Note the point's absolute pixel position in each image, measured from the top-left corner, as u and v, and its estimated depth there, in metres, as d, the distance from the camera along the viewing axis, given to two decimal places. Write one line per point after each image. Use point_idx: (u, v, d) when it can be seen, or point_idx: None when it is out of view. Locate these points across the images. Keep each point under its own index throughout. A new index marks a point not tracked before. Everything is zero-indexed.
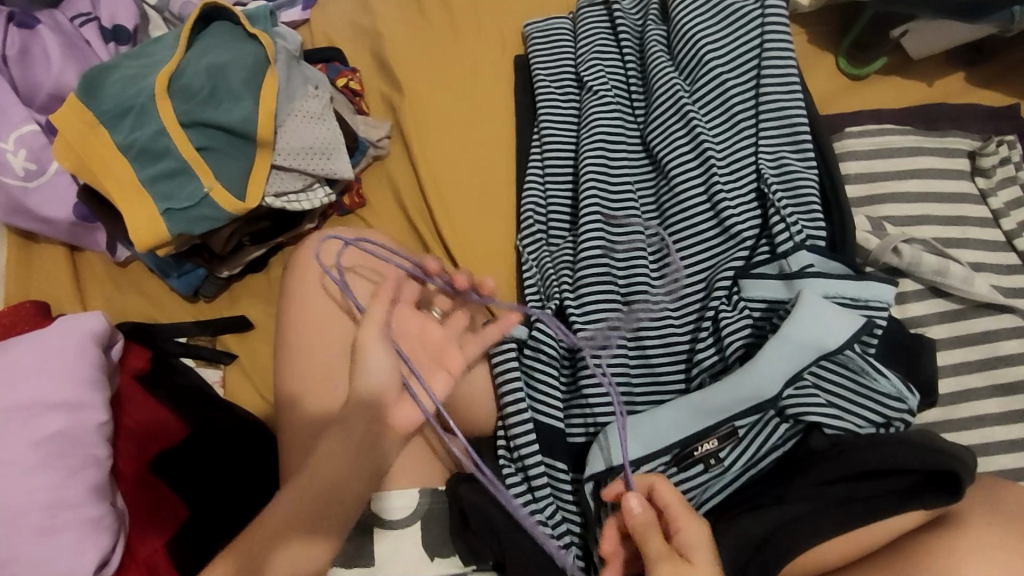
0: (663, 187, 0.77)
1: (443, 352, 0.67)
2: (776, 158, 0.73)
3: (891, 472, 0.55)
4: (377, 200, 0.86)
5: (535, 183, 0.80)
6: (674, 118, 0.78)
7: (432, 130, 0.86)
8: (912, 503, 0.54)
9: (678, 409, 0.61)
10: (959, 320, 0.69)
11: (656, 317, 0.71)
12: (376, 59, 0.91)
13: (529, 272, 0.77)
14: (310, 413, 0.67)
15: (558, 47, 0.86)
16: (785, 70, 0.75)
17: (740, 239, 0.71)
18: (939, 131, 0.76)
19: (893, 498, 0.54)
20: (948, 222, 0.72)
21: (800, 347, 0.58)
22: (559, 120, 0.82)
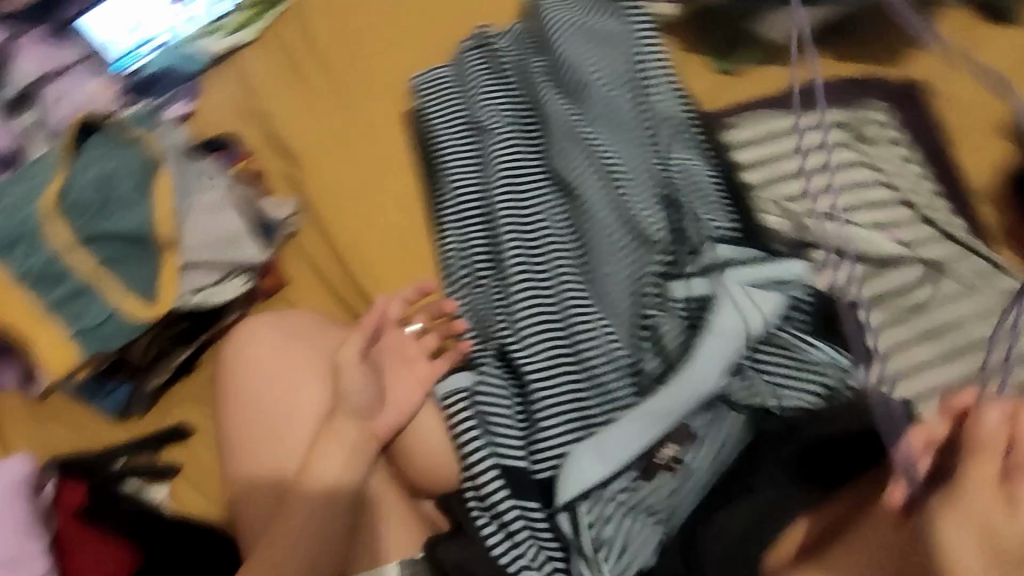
0: (575, 209, 0.79)
1: (413, 365, 0.71)
2: (676, 164, 0.78)
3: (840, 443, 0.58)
4: (298, 277, 0.84)
5: (453, 229, 0.80)
6: (572, 142, 0.80)
7: (341, 198, 0.85)
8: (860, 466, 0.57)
9: (633, 419, 0.63)
10: (879, 275, 0.72)
11: (594, 333, 0.72)
12: (271, 138, 0.90)
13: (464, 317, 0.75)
14: (259, 505, 0.67)
15: (447, 95, 0.87)
16: (663, 84, 0.81)
17: (657, 244, 0.74)
18: (813, 109, 0.82)
19: (849, 464, 0.57)
20: (839, 189, 0.76)
21: (723, 335, 0.64)
22: (463, 165, 0.83)
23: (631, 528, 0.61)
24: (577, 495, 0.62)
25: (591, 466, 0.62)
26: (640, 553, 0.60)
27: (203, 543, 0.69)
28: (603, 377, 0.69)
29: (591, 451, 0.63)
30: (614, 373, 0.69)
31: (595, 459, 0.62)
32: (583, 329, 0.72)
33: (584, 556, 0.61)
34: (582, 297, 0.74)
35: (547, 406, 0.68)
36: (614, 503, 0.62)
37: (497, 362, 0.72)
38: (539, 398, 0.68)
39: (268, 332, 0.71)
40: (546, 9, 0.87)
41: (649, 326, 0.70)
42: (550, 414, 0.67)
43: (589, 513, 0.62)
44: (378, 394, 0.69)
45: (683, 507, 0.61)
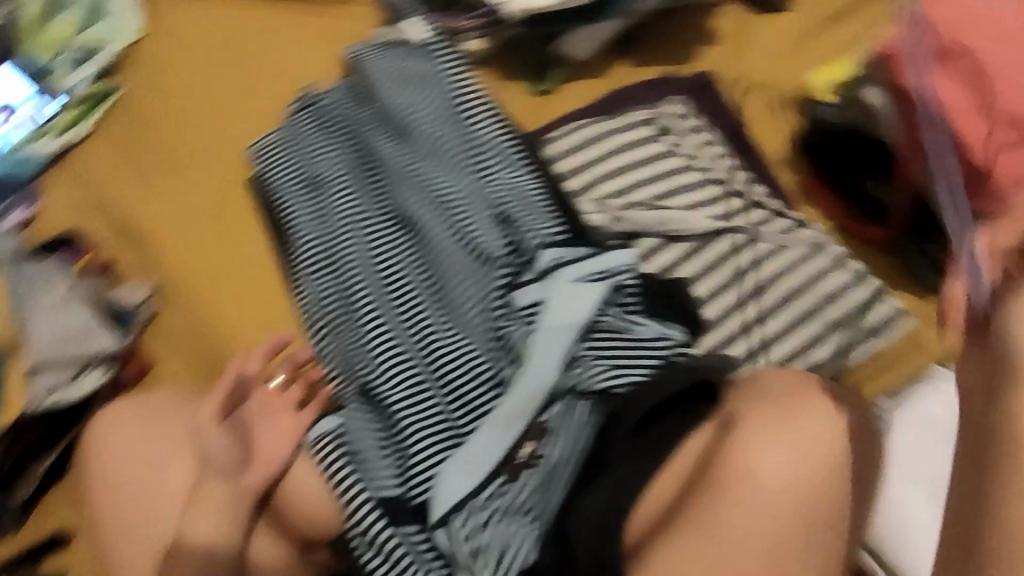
0: (419, 244, 0.82)
1: (279, 419, 0.73)
2: (505, 181, 0.83)
3: (673, 406, 0.64)
4: (161, 357, 0.83)
5: (307, 284, 0.82)
6: (406, 182, 0.84)
7: (193, 276, 0.86)
8: (693, 424, 0.64)
9: (489, 430, 0.69)
10: (699, 253, 0.79)
11: (453, 354, 0.75)
12: (116, 227, 0.89)
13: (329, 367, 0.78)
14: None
15: (281, 156, 0.89)
16: (481, 108, 0.86)
17: (497, 262, 0.78)
18: (620, 112, 0.88)
19: (679, 424, 0.64)
20: (655, 179, 0.83)
21: (556, 328, 0.70)
22: (307, 221, 0.85)
23: (506, 530, 0.65)
24: (449, 509, 0.67)
25: (459, 483, 0.67)
26: (516, 552, 0.64)
27: None
28: (469, 395, 0.73)
29: (456, 468, 0.68)
30: (478, 387, 0.74)
31: (461, 475, 0.68)
32: (443, 353, 0.75)
33: (464, 567, 0.65)
34: (438, 324, 0.77)
35: (416, 432, 0.71)
36: (486, 510, 0.67)
37: (366, 402, 0.75)
38: (407, 427, 0.72)
39: (128, 417, 0.71)
40: (361, 62, 0.90)
41: (503, 337, 0.75)
42: (420, 439, 0.71)
43: (463, 525, 0.66)
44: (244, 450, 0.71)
45: (551, 500, 0.66)
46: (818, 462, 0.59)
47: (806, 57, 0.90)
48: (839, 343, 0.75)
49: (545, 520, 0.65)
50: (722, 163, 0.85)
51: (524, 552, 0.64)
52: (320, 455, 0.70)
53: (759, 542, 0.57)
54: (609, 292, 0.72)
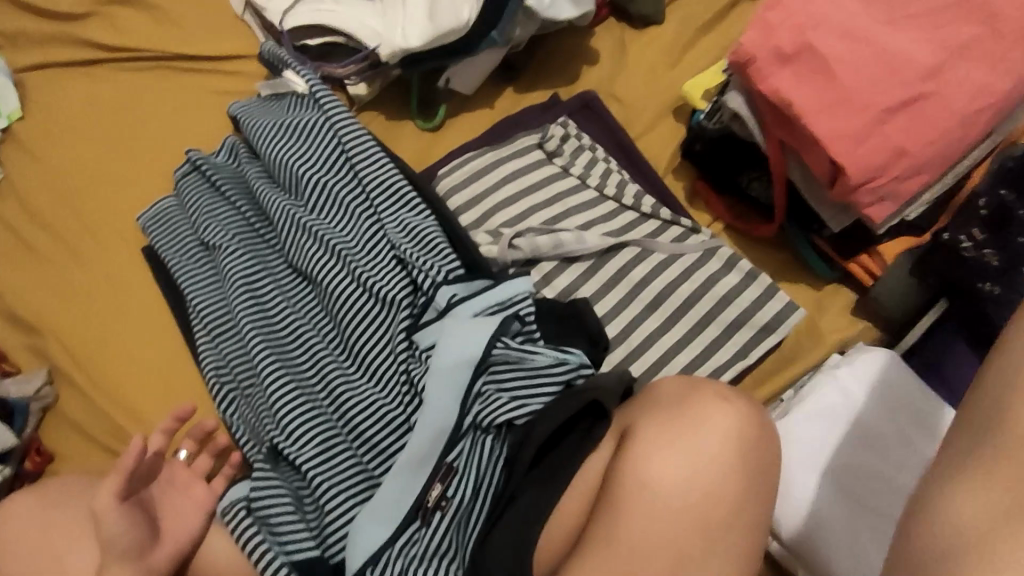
0: (320, 294, 0.81)
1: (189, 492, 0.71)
2: (397, 221, 0.82)
3: (571, 427, 0.67)
4: (65, 445, 0.80)
5: (208, 349, 0.81)
6: (299, 234, 0.83)
7: (91, 358, 0.83)
8: (592, 443, 0.65)
9: (398, 476, 0.68)
10: (597, 271, 0.80)
11: (361, 403, 0.74)
12: (6, 316, 0.86)
13: (240, 432, 0.77)
14: None
15: (173, 224, 0.88)
16: (366, 149, 0.85)
17: (397, 302, 0.78)
18: (510, 139, 0.89)
19: (580, 446, 0.66)
20: (549, 203, 0.84)
21: (456, 365, 0.70)
22: (204, 285, 0.84)
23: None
24: (365, 561, 0.65)
25: (373, 536, 0.66)
26: None
27: None
28: (381, 443, 0.72)
29: (368, 521, 0.67)
30: (389, 432, 0.73)
31: (374, 526, 0.67)
32: (350, 402, 0.74)
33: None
34: (344, 373, 0.76)
35: (328, 488, 0.70)
36: (403, 559, 0.65)
37: (277, 464, 0.73)
38: (319, 483, 0.70)
39: (24, 512, 0.68)
40: (243, 120, 0.90)
41: (409, 379, 0.74)
42: (332, 495, 0.70)
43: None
44: (150, 530, 0.67)
45: (468, 539, 0.66)
46: (714, 459, 0.60)
47: (684, 69, 0.93)
48: (738, 342, 0.76)
49: (464, 562, 0.65)
50: (613, 178, 0.86)
51: None
52: (232, 524, 0.69)
53: (665, 551, 0.57)
54: (505, 324, 0.72)
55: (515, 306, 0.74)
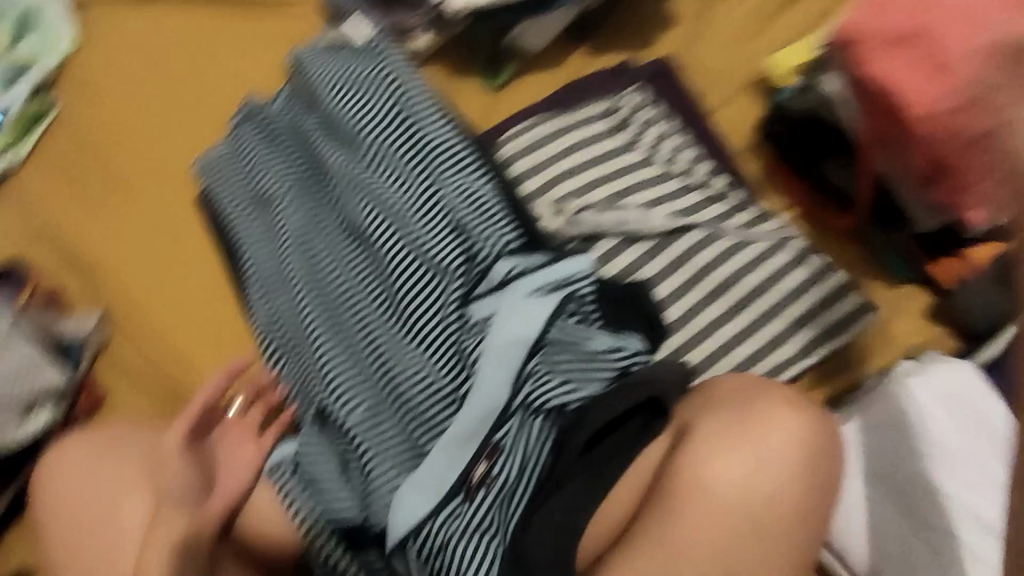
0: (373, 255, 0.79)
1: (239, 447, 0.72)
2: (455, 183, 0.79)
3: (628, 418, 0.65)
4: (114, 387, 0.80)
5: (259, 304, 0.80)
6: (356, 193, 0.81)
7: (143, 303, 0.83)
8: (647, 437, 0.63)
9: (442, 451, 0.67)
10: (660, 252, 0.77)
11: (410, 371, 0.73)
12: (61, 254, 0.87)
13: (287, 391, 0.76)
14: None
15: (228, 172, 0.86)
16: (427, 105, 0.82)
17: (451, 270, 0.76)
18: (577, 105, 0.85)
19: (632, 440, 0.64)
20: (614, 177, 0.80)
21: (509, 344, 0.68)
22: (256, 238, 0.82)
23: (463, 553, 0.64)
24: (406, 532, 0.66)
25: (416, 507, 0.66)
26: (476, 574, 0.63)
27: None
28: (428, 413, 0.71)
29: (411, 493, 0.66)
30: (437, 404, 0.71)
31: (417, 498, 0.66)
32: (400, 369, 0.73)
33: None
34: (394, 339, 0.75)
35: (374, 455, 0.69)
36: (444, 533, 0.65)
37: (324, 424, 0.73)
38: (365, 450, 0.70)
39: (78, 453, 0.69)
40: (301, 66, 0.87)
41: (461, 351, 0.72)
42: (377, 463, 0.69)
43: (421, 550, 0.66)
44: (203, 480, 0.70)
45: (510, 518, 0.65)
46: (775, 471, 0.58)
47: (770, 37, 0.87)
48: (802, 339, 0.73)
49: (505, 541, 0.64)
50: (680, 154, 0.82)
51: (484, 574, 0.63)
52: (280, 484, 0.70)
53: (712, 556, 0.56)
54: (562, 303, 0.70)
55: (574, 285, 0.71)
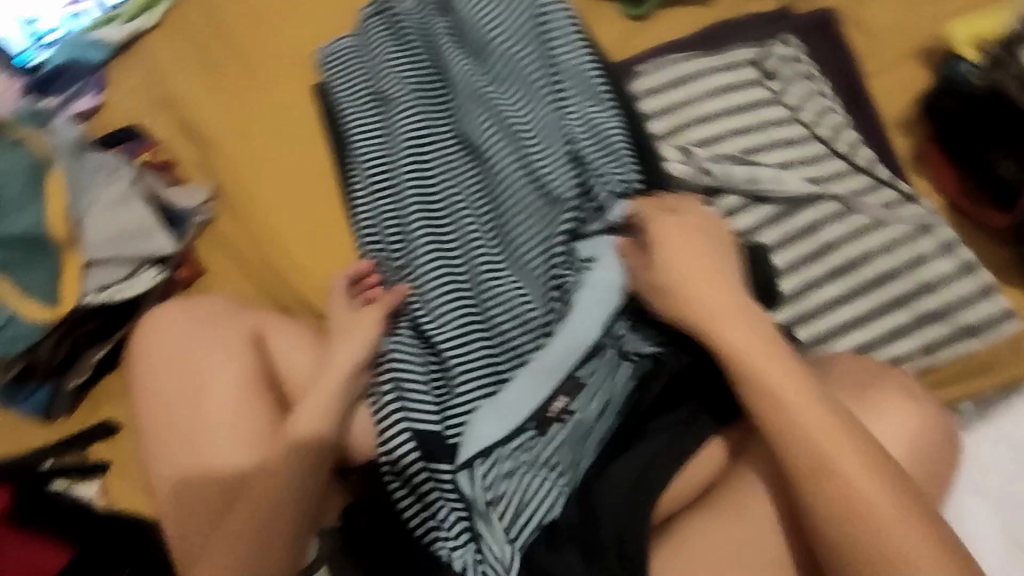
0: (485, 173, 0.78)
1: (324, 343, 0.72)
2: (580, 112, 0.76)
3: (688, 397, 0.63)
4: (216, 265, 0.82)
5: (362, 200, 0.79)
6: (477, 105, 0.79)
7: (252, 185, 0.84)
8: (700, 421, 0.61)
9: (525, 380, 0.66)
10: (783, 220, 0.71)
11: (504, 297, 0.72)
12: (180, 127, 0.88)
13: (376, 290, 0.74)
14: (172, 485, 0.67)
15: (350, 65, 0.85)
16: (564, 28, 0.79)
17: (563, 203, 0.73)
18: (723, 48, 0.78)
19: (719, 410, 0.62)
20: (752, 130, 0.74)
21: (610, 287, 0.66)
22: (368, 134, 0.81)
23: (530, 484, 0.63)
24: (473, 454, 0.64)
25: (490, 430, 0.65)
26: (538, 508, 0.62)
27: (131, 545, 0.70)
28: (515, 340, 0.70)
29: (488, 415, 0.65)
30: (526, 333, 0.70)
31: (493, 423, 0.65)
32: (494, 292, 0.72)
33: (482, 514, 0.63)
34: (492, 260, 0.74)
35: (460, 371, 0.68)
36: (514, 461, 0.64)
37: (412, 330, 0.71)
38: (453, 363, 0.68)
39: (173, 318, 0.71)
40: None
41: (559, 286, 0.70)
42: (461, 378, 0.68)
43: (486, 472, 0.64)
44: (299, 361, 0.72)
45: (583, 457, 0.64)
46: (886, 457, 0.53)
47: (949, 7, 0.79)
48: (924, 336, 0.68)
49: (574, 480, 0.63)
50: (827, 118, 0.75)
51: (548, 509, 0.62)
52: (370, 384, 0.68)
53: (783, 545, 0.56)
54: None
55: None
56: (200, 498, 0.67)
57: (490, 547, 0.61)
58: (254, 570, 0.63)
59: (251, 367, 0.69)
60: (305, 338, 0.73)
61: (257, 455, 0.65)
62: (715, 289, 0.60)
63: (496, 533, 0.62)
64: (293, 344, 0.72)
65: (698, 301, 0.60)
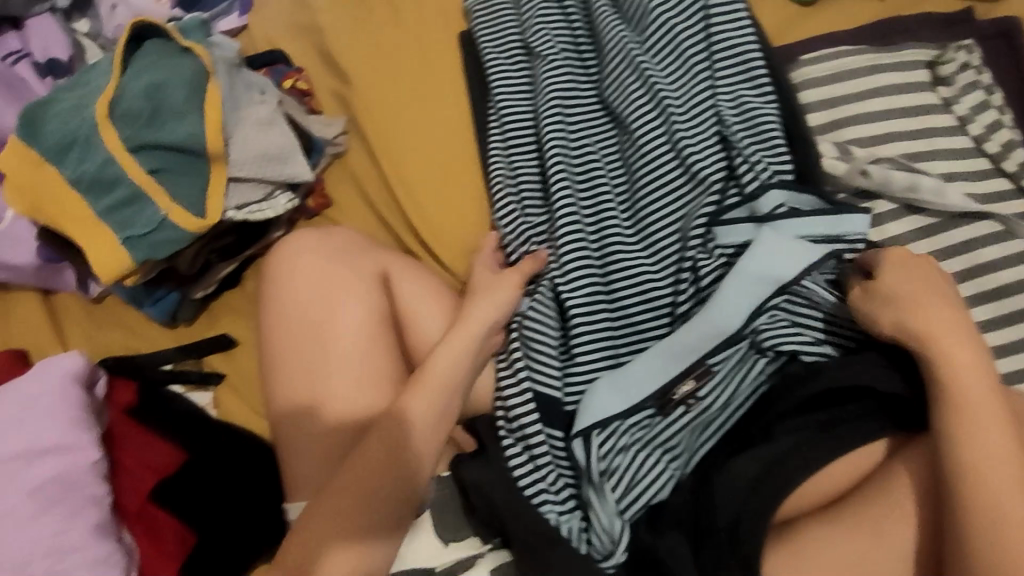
0: (626, 143, 0.76)
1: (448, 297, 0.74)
2: (734, 96, 0.74)
3: (849, 399, 0.61)
4: (342, 199, 0.85)
5: (499, 154, 0.79)
6: (627, 71, 0.77)
7: (388, 123, 0.84)
8: (866, 424, 0.59)
9: (653, 358, 0.65)
10: (937, 234, 0.69)
11: (632, 272, 0.71)
12: (320, 56, 0.89)
13: (512, 249, 0.75)
14: (289, 408, 0.69)
15: (501, 17, 0.84)
16: (732, 8, 0.76)
17: (707, 183, 0.71)
18: (897, 45, 0.76)
19: (859, 418, 0.60)
20: (915, 136, 0.71)
21: (756, 280, 0.63)
22: (514, 89, 0.80)
23: (644, 463, 0.63)
24: (592, 425, 0.64)
25: (610, 403, 0.65)
26: (650, 487, 0.63)
27: (254, 460, 0.73)
28: (636, 317, 0.70)
29: (608, 388, 0.65)
30: (650, 311, 0.70)
31: (613, 396, 0.65)
32: (622, 266, 0.71)
33: (593, 484, 0.64)
34: (622, 235, 0.73)
35: (584, 340, 0.68)
36: (629, 437, 0.64)
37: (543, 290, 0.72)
38: (579, 330, 0.68)
39: (313, 247, 0.72)
40: None
41: (688, 263, 0.69)
42: (585, 348, 0.68)
43: (603, 443, 0.64)
44: (422, 308, 0.72)
45: (699, 445, 0.65)
46: None
47: None
48: None
49: (686, 465, 0.64)
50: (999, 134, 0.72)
51: (658, 490, 0.63)
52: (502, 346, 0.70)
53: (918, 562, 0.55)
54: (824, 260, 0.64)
55: (844, 244, 0.66)
56: (316, 426, 0.67)
57: (599, 518, 0.62)
58: (385, 507, 0.61)
59: (377, 305, 0.71)
60: (431, 286, 0.74)
61: (375, 391, 0.68)
62: (934, 308, 0.59)
63: (607, 504, 0.62)
64: (420, 291, 0.73)
65: (918, 314, 0.58)
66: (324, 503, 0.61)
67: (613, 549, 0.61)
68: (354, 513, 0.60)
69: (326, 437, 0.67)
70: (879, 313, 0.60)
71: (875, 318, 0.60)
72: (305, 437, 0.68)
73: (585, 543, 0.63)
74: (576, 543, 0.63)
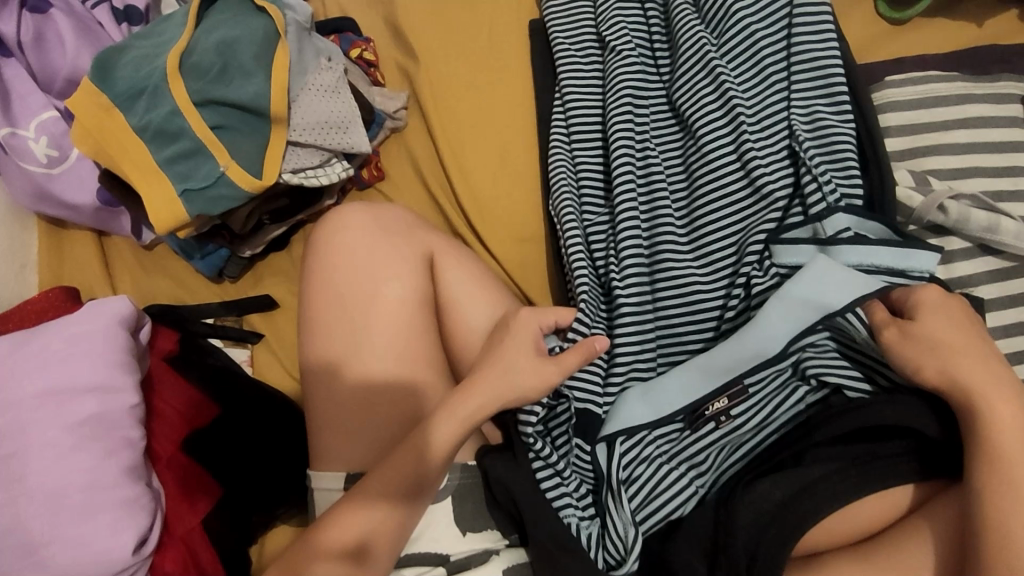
0: (690, 147, 0.74)
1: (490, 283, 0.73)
2: (809, 113, 0.71)
3: (891, 436, 0.58)
4: (396, 172, 0.85)
5: (562, 147, 0.77)
6: (701, 73, 0.74)
7: (448, 102, 0.83)
8: (903, 465, 0.56)
9: (686, 373, 0.63)
10: (1010, 278, 0.66)
11: (680, 282, 0.69)
12: (389, 27, 0.88)
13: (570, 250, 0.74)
14: (315, 372, 0.69)
15: (578, 9, 0.82)
16: (818, 19, 0.73)
17: (772, 200, 0.68)
18: (990, 76, 0.73)
19: (903, 464, 0.56)
20: (998, 173, 0.69)
21: (801, 304, 0.60)
22: (584, 82, 0.79)
23: (666, 476, 0.62)
24: (618, 431, 0.63)
25: (640, 413, 0.63)
26: (669, 502, 0.61)
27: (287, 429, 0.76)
28: (679, 328, 0.69)
29: (639, 398, 0.64)
30: (696, 323, 0.68)
31: (643, 406, 0.63)
32: (673, 274, 0.70)
33: (611, 489, 0.62)
34: (675, 244, 0.71)
35: (626, 346, 0.67)
36: (655, 448, 0.63)
37: (594, 290, 0.70)
38: (622, 337, 0.67)
39: (361, 220, 0.72)
40: None
41: (742, 282, 0.66)
42: (625, 355, 0.66)
43: (626, 451, 0.63)
44: (463, 291, 0.72)
45: (726, 466, 0.63)
46: None
47: None
48: None
49: (712, 484, 0.62)
50: None
51: (678, 507, 0.61)
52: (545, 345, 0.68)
53: None
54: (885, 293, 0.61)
55: (908, 279, 0.62)
56: (341, 409, 0.67)
57: (614, 523, 0.61)
58: (406, 484, 0.60)
59: (421, 282, 0.70)
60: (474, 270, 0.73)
61: (408, 372, 0.68)
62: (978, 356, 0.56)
63: (622, 512, 0.60)
64: (467, 275, 0.73)
65: (960, 361, 0.55)
66: (372, 479, 0.60)
67: (625, 557, 0.60)
68: (386, 490, 0.59)
69: (351, 408, 0.67)
70: (920, 359, 0.56)
71: (913, 360, 0.56)
72: (330, 411, 0.67)
73: (601, 550, 0.62)
74: (592, 549, 0.62)
